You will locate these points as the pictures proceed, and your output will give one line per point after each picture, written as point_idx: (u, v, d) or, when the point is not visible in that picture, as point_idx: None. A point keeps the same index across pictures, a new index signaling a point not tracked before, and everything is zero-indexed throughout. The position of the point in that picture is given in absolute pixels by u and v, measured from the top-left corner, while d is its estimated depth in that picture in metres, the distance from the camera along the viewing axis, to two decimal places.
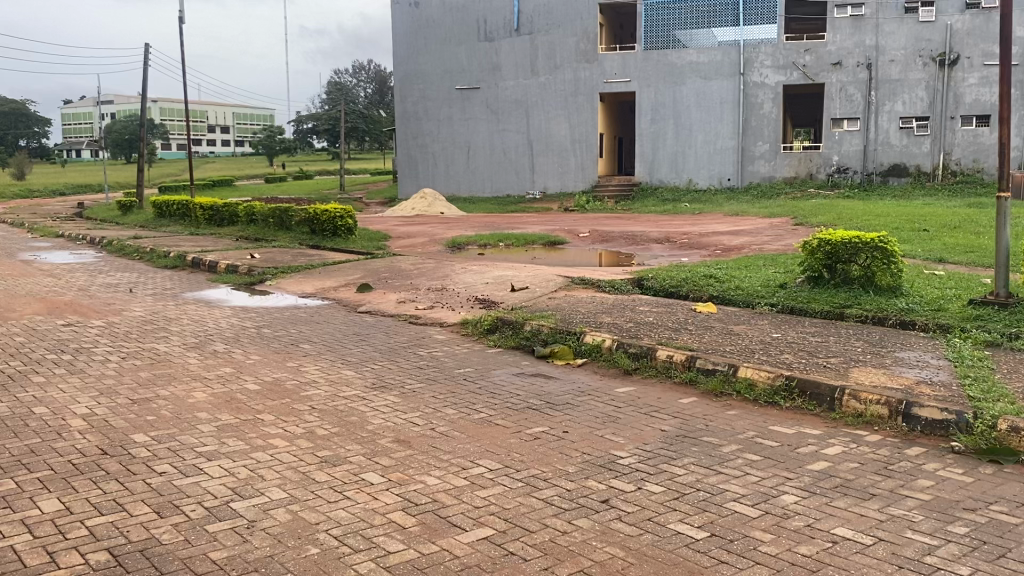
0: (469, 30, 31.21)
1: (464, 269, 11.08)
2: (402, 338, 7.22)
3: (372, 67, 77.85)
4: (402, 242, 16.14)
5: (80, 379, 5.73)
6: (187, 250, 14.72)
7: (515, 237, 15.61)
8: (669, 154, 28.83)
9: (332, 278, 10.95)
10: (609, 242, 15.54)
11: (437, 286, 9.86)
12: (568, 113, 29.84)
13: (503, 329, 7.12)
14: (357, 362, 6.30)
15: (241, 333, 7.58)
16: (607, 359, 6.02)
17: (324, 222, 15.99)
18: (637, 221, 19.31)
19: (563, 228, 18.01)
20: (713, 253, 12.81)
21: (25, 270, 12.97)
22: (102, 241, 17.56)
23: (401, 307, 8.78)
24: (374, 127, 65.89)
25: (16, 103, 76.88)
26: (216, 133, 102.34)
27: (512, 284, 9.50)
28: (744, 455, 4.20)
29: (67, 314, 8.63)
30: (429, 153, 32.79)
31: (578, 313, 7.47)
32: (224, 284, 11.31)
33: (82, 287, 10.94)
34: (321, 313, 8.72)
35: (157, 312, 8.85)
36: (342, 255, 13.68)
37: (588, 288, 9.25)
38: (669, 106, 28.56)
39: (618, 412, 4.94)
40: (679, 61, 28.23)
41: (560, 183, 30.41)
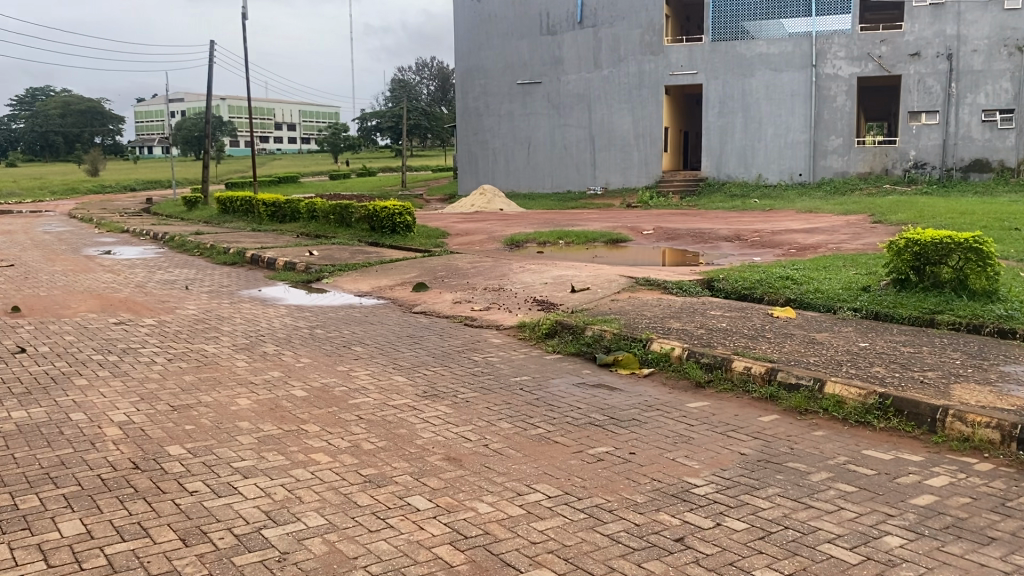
0: (531, 23, 30.79)
1: (524, 268, 10.70)
2: (458, 341, 6.88)
3: (434, 64, 78.04)
4: (460, 239, 15.85)
5: (123, 383, 5.52)
6: (246, 246, 14.67)
7: (575, 235, 15.18)
8: (737, 148, 27.97)
9: (388, 276, 10.69)
10: (674, 240, 15.00)
11: (495, 286, 9.49)
12: (632, 107, 29.21)
13: (563, 334, 6.73)
14: (409, 368, 5.96)
15: (292, 333, 7.33)
16: (677, 370, 5.60)
17: (384, 219, 15.79)
18: (703, 218, 18.66)
19: (626, 225, 17.50)
20: (786, 252, 12.18)
21: (87, 266, 13.05)
22: (165, 237, 17.66)
23: (457, 307, 8.44)
24: (435, 124, 66.11)
25: (91, 102, 79.32)
26: (283, 130, 104.00)
27: (574, 284, 9.09)
28: (836, 486, 3.72)
29: (121, 312, 8.52)
30: (489, 149, 32.51)
31: (644, 317, 7.04)
32: (281, 281, 11.15)
33: (140, 284, 10.88)
34: (375, 314, 8.44)
35: (210, 310, 8.68)
36: (400, 253, 13.45)
37: (654, 289, 8.79)
38: (737, 99, 27.71)
39: (690, 431, 4.49)
40: (748, 53, 27.35)
41: (622, 178, 29.78)
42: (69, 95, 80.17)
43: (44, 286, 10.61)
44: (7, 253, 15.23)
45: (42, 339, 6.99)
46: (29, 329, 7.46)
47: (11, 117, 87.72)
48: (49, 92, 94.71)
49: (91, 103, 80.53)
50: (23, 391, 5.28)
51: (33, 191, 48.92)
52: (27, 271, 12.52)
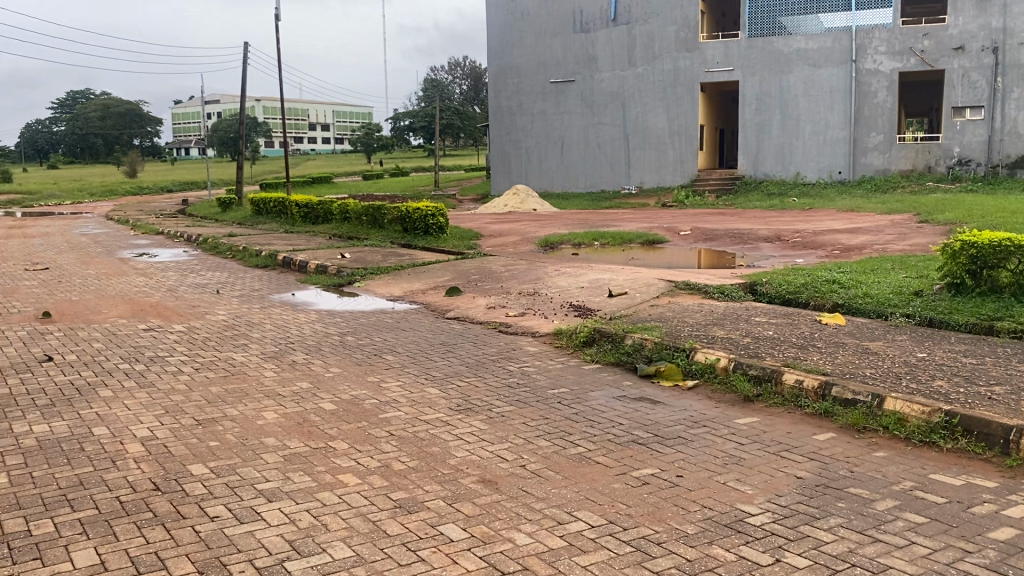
0: (564, 21, 30.50)
1: (559, 271, 10.44)
2: (492, 349, 6.64)
3: (467, 64, 78.02)
4: (493, 241, 15.64)
5: (148, 394, 5.36)
6: (279, 249, 14.59)
7: (611, 236, 14.89)
8: (775, 146, 27.42)
9: (421, 280, 10.50)
10: (712, 241, 14.64)
11: (530, 290, 9.25)
12: (667, 105, 28.80)
13: (602, 341, 6.47)
14: (442, 378, 5.73)
15: (323, 341, 7.14)
16: (723, 383, 5.32)
17: (416, 220, 15.62)
18: (741, 218, 18.27)
19: (662, 226, 17.15)
20: (829, 254, 11.79)
21: (119, 269, 13.03)
22: (198, 239, 17.65)
23: (491, 313, 8.20)
24: (467, 123, 66.08)
25: (130, 105, 80.47)
26: (318, 131, 104.69)
27: (610, 288, 8.82)
28: (905, 516, 3.41)
29: (151, 317, 8.41)
30: (522, 148, 32.28)
31: (686, 324, 6.76)
32: (312, 284, 11.01)
33: (172, 287, 10.80)
34: (407, 319, 8.23)
35: (240, 315, 8.54)
36: (433, 255, 13.27)
37: (694, 294, 8.50)
38: (775, 96, 27.18)
39: (740, 452, 4.20)
40: (786, 48, 26.80)
41: (657, 177, 29.37)
42: (109, 98, 81.47)
43: (77, 290, 10.58)
44: (43, 256, 15.32)
45: (71, 347, 6.88)
46: (58, 336, 7.37)
47: (53, 120, 89.38)
48: (90, 96, 96.43)
49: (130, 105, 81.73)
50: (47, 403, 5.14)
51: (74, 192, 49.69)
52: (61, 274, 12.53)
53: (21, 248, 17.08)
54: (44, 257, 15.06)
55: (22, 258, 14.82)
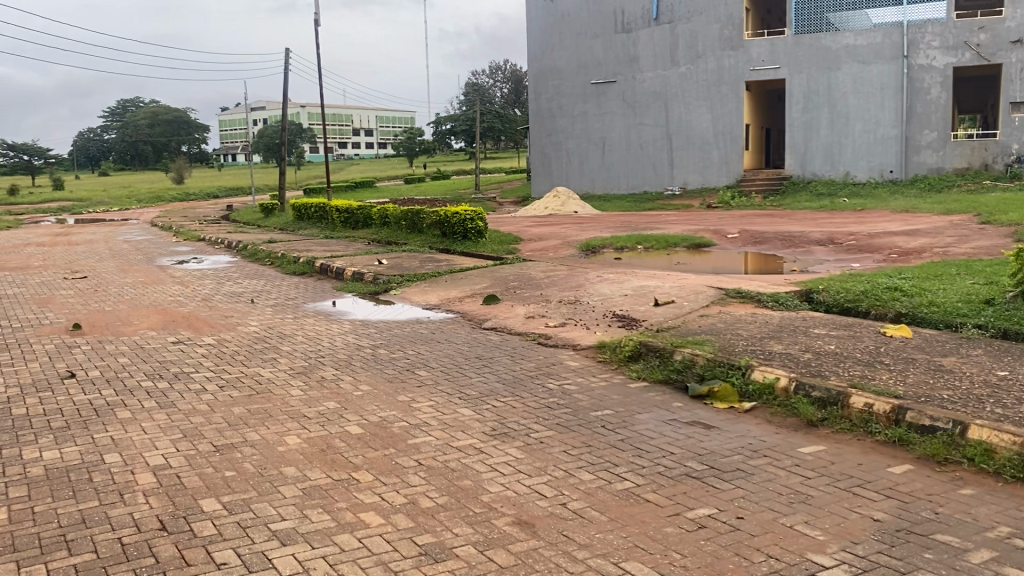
0: (605, 21, 30.02)
1: (602, 277, 10.02)
2: (531, 365, 6.25)
3: (508, 67, 77.83)
4: (534, 245, 15.27)
5: (167, 415, 5.07)
6: (317, 255, 14.37)
7: (655, 239, 14.42)
8: (824, 145, 26.62)
9: (458, 287, 10.14)
10: (761, 244, 14.09)
11: (572, 298, 8.84)
12: (711, 104, 28.15)
13: (649, 357, 6.04)
14: (476, 398, 5.35)
15: (355, 354, 6.83)
16: (784, 406, 4.88)
17: (455, 225, 15.30)
18: (790, 220, 17.67)
19: (709, 228, 16.58)
20: (887, 258, 11.20)
21: (156, 277, 12.89)
22: (238, 245, 17.54)
23: (530, 323, 7.82)
24: (507, 126, 65.87)
25: (177, 112, 81.82)
26: (361, 135, 105.37)
27: (656, 297, 8.38)
28: (1005, 571, 2.96)
29: (181, 329, 8.17)
30: (563, 150, 31.85)
31: (737, 337, 6.31)
32: (348, 292, 10.74)
33: (207, 296, 10.60)
34: (443, 330, 7.86)
35: (271, 327, 8.25)
36: (472, 260, 12.94)
37: (746, 303, 8.03)
38: (823, 94, 26.40)
39: (807, 489, 3.75)
40: (835, 45, 26.00)
41: (701, 178, 28.72)
42: (156, 105, 82.97)
43: (113, 300, 10.44)
44: (84, 264, 15.32)
45: (96, 362, 6.64)
46: (85, 350, 7.15)
47: (102, 128, 91.30)
48: (139, 103, 98.25)
49: (177, 112, 83.14)
50: (61, 426, 4.88)
51: (122, 199, 50.50)
52: (98, 283, 12.43)
53: (63, 256, 17.13)
54: (84, 265, 15.03)
55: (62, 266, 14.83)
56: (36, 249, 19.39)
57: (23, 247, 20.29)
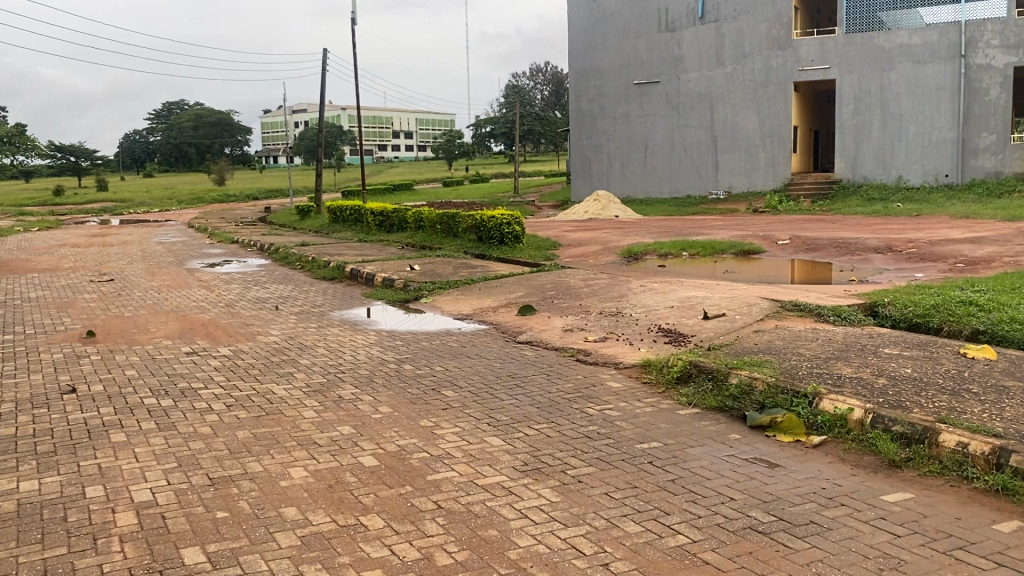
0: (648, 21, 29.36)
1: (645, 286, 9.41)
2: (569, 385, 5.67)
3: (549, 69, 77.25)
4: (573, 250, 14.67)
5: (165, 440, 4.59)
6: (348, 259, 13.94)
7: (701, 246, 13.75)
8: (875, 148, 25.62)
9: (493, 296, 9.59)
10: (814, 251, 13.33)
11: (613, 309, 8.24)
12: (758, 105, 27.33)
13: (701, 378, 5.43)
14: (507, 425, 4.79)
15: (377, 369, 6.31)
16: (860, 442, 4.27)
17: (491, 229, 14.77)
18: (843, 226, 16.87)
19: (758, 234, 15.84)
20: (952, 267, 10.43)
21: (183, 281, 12.53)
22: (270, 249, 17.18)
23: (567, 337, 7.25)
24: (548, 129, 65.31)
25: (220, 115, 82.70)
26: (401, 139, 105.62)
27: (705, 309, 7.75)
28: None
29: (197, 338, 7.72)
30: (603, 153, 31.22)
31: (800, 358, 5.67)
32: (378, 299, 10.25)
33: (231, 302, 10.19)
34: (474, 343, 7.30)
35: (292, 337, 7.77)
36: (508, 266, 12.42)
37: (805, 317, 7.39)
38: (874, 95, 25.41)
39: (898, 552, 3.12)
40: (887, 44, 25.02)
41: (747, 181, 27.86)
42: (200, 107, 83.98)
43: (135, 305, 10.09)
44: (114, 266, 15.09)
45: (101, 375, 6.20)
46: (93, 361, 6.72)
47: (148, 131, 92.66)
48: (184, 107, 99.54)
49: (221, 115, 84.02)
50: (47, 449, 4.43)
51: (164, 200, 50.92)
52: (123, 287, 12.11)
53: (96, 257, 16.94)
54: (114, 268, 14.78)
55: (92, 268, 14.60)
56: (71, 249, 19.30)
57: (58, 247, 20.21)
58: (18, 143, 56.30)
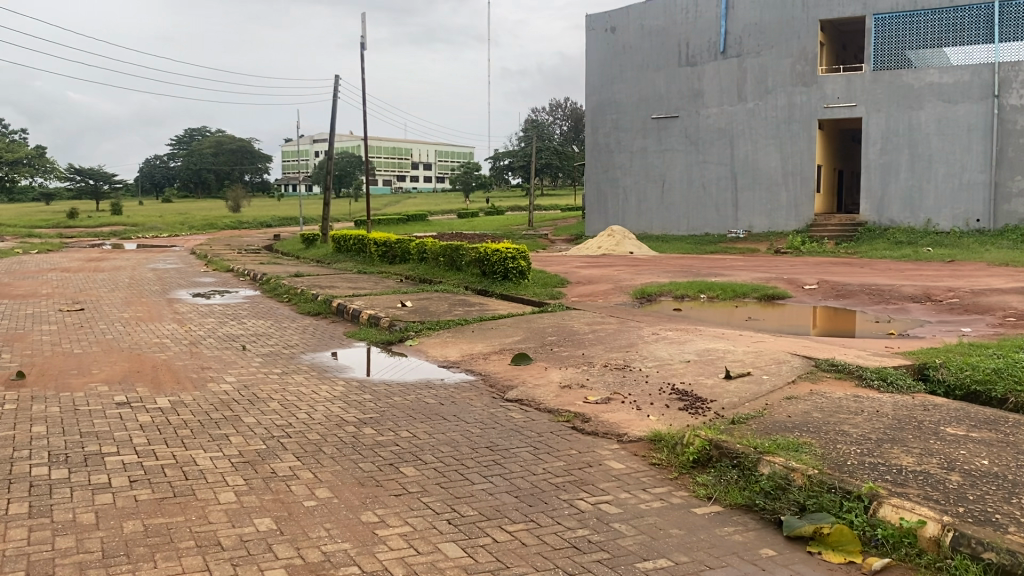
0: (669, 54, 28.61)
1: (657, 334, 8.35)
2: (558, 465, 4.58)
3: (569, 105, 77.03)
4: (582, 289, 13.64)
5: (26, 535, 3.53)
6: (338, 293, 12.95)
7: (721, 288, 12.71)
8: (903, 190, 24.51)
9: (486, 339, 8.55)
10: (845, 298, 12.25)
11: (620, 361, 7.16)
12: (780, 143, 26.34)
13: (723, 465, 4.34)
14: (472, 525, 3.71)
15: (333, 434, 5.26)
16: (938, 572, 3.16)
17: (495, 263, 13.76)
18: (872, 271, 15.73)
19: (782, 277, 14.74)
20: (1003, 322, 9.31)
21: (157, 313, 11.56)
22: (262, 279, 16.24)
23: (565, 395, 6.19)
24: (566, 163, 64.69)
25: (240, 142, 82.67)
26: (419, 170, 105.70)
27: (729, 367, 6.67)
28: None
29: (138, 385, 6.70)
30: (620, 188, 30.32)
31: (844, 440, 4.56)
32: (360, 339, 9.24)
33: (198, 340, 9.20)
34: (454, 399, 6.24)
35: (247, 386, 6.73)
36: (508, 306, 11.40)
37: (844, 381, 6.29)
38: (902, 134, 24.35)
39: None
40: (917, 82, 23.99)
41: (768, 221, 26.79)
42: (220, 134, 84.03)
43: (90, 339, 9.10)
44: (94, 294, 14.15)
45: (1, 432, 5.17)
46: (2, 411, 5.69)
47: (170, 157, 92.85)
48: (206, 133, 99.92)
49: (241, 142, 83.93)
50: None
51: (175, 226, 50.24)
52: (91, 317, 11.15)
53: (79, 284, 16.08)
54: (92, 296, 13.82)
55: (68, 296, 13.65)
56: (58, 274, 18.48)
57: (47, 271, 19.36)
58: (37, 165, 55.86)
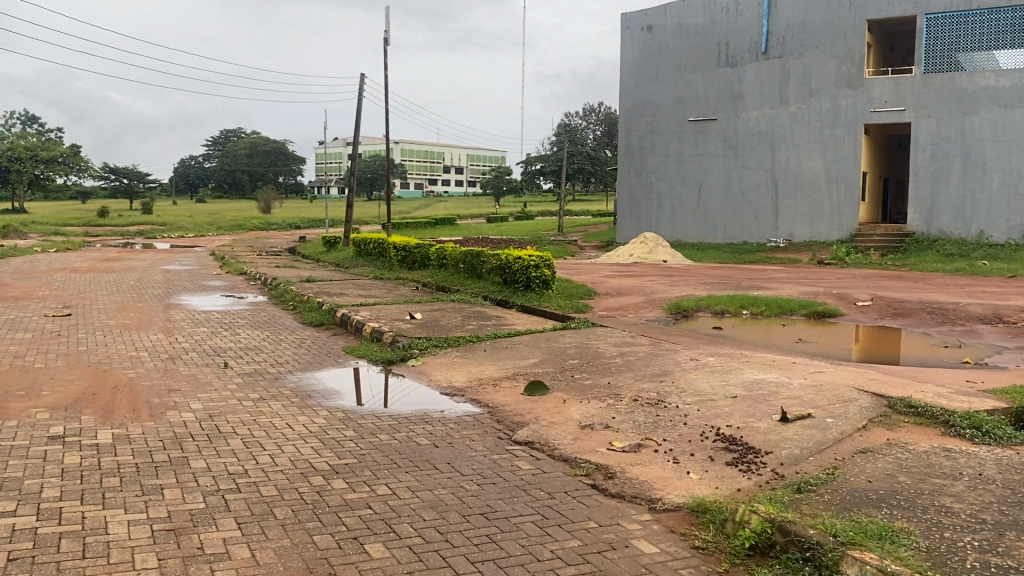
0: (707, 54, 27.39)
1: (695, 360, 7.22)
2: (572, 547, 3.49)
3: (602, 109, 76.05)
4: (611, 302, 12.54)
5: None
6: (344, 301, 11.94)
7: (765, 304, 11.55)
8: (954, 199, 23.01)
9: (498, 362, 7.48)
10: (903, 317, 11.05)
11: (653, 396, 6.04)
12: (824, 148, 24.98)
13: (791, 558, 3.24)
14: None
15: (293, 488, 4.22)
16: None
17: (517, 272, 12.71)
18: (929, 287, 14.43)
19: (832, 291, 13.53)
20: None
21: (146, 322, 10.61)
22: (271, 284, 15.30)
23: (586, 440, 5.10)
24: (598, 168, 63.55)
25: (274, 143, 82.66)
26: (451, 174, 105.19)
27: (785, 407, 5.53)
28: None
29: (87, 412, 5.70)
30: (653, 193, 29.14)
31: (951, 525, 3.42)
32: (359, 357, 8.22)
33: (177, 354, 8.23)
34: (453, 441, 5.17)
35: (213, 417, 5.70)
36: (528, 320, 10.31)
37: (927, 430, 5.13)
38: (955, 140, 22.86)
39: None
40: (971, 85, 22.51)
41: (809, 230, 25.44)
42: (254, 135, 84.04)
43: (58, 351, 8.16)
44: (90, 297, 13.28)
45: None
46: None
47: (204, 158, 93.05)
48: (241, 135, 100.14)
49: (274, 143, 83.75)
50: None
51: (203, 226, 49.77)
52: (73, 325, 10.22)
53: (80, 286, 15.24)
54: (87, 299, 12.95)
55: (61, 300, 12.78)
56: (64, 275, 17.66)
57: (55, 272, 18.59)
58: (72, 163, 55.89)
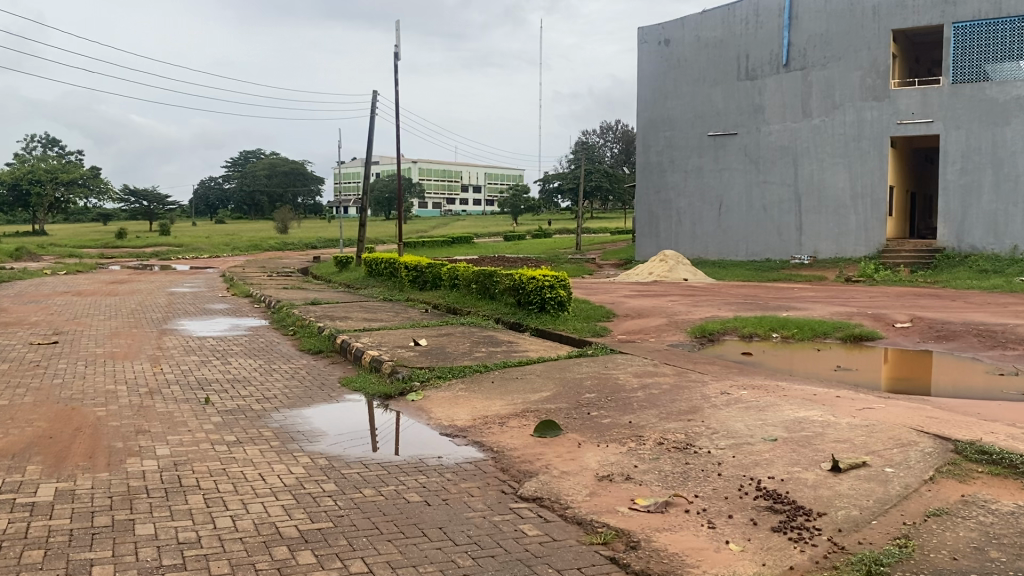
0: (726, 68, 26.72)
1: (725, 394, 6.44)
2: None
3: (620, 127, 75.62)
4: (631, 324, 11.76)
5: None
6: (347, 326, 11.26)
7: (797, 326, 10.75)
8: (986, 213, 22.06)
9: (506, 397, 6.73)
10: (948, 340, 10.20)
11: (681, 439, 5.27)
12: (849, 161, 24.12)
13: None
14: None
15: (248, 565, 3.49)
16: None
17: (531, 293, 11.99)
18: (969, 306, 13.55)
19: (867, 312, 12.68)
20: None
21: (134, 350, 9.95)
22: (275, 307, 14.65)
23: (604, 496, 4.34)
24: (617, 186, 62.94)
25: (292, 164, 82.67)
26: (470, 194, 104.92)
27: (836, 454, 4.75)
28: None
29: (35, 460, 5.03)
30: (673, 210, 28.37)
31: None
32: (355, 390, 7.50)
33: (157, 388, 7.53)
34: (447, 497, 4.43)
35: (178, 466, 5.00)
36: (540, 346, 9.58)
37: (1007, 483, 4.33)
38: (986, 152, 21.95)
39: None
40: (1002, 96, 21.61)
41: (835, 246, 24.53)
42: (272, 156, 84.09)
43: (30, 385, 7.51)
44: (84, 323, 12.67)
45: None
46: None
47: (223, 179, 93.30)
48: (260, 155, 100.38)
49: (292, 164, 83.71)
50: None
51: (220, 247, 49.43)
52: (57, 353, 9.58)
53: (78, 311, 14.64)
54: (80, 325, 12.34)
55: (52, 326, 12.17)
56: (66, 298, 17.12)
57: (57, 295, 18.04)
58: (92, 185, 55.86)
